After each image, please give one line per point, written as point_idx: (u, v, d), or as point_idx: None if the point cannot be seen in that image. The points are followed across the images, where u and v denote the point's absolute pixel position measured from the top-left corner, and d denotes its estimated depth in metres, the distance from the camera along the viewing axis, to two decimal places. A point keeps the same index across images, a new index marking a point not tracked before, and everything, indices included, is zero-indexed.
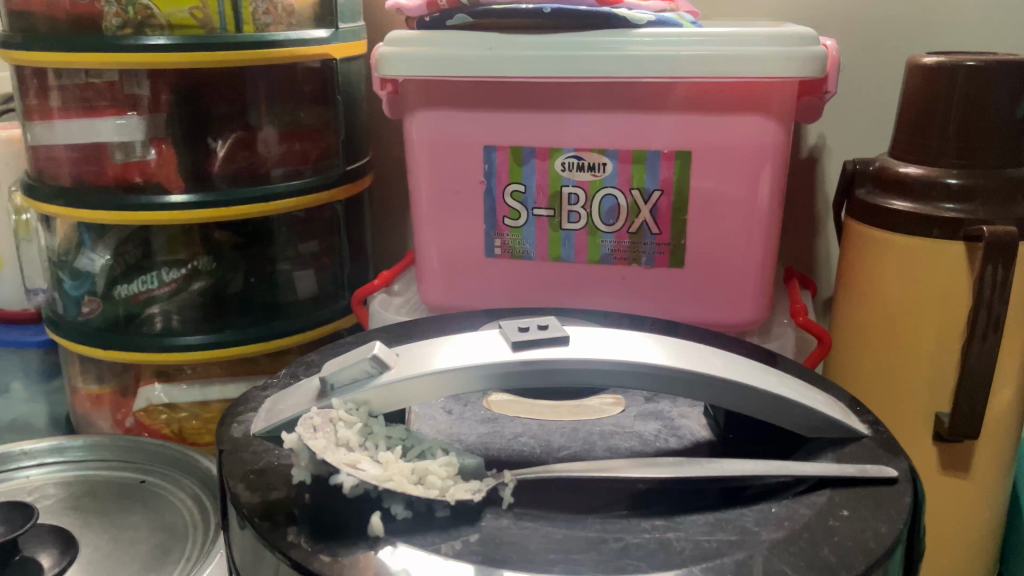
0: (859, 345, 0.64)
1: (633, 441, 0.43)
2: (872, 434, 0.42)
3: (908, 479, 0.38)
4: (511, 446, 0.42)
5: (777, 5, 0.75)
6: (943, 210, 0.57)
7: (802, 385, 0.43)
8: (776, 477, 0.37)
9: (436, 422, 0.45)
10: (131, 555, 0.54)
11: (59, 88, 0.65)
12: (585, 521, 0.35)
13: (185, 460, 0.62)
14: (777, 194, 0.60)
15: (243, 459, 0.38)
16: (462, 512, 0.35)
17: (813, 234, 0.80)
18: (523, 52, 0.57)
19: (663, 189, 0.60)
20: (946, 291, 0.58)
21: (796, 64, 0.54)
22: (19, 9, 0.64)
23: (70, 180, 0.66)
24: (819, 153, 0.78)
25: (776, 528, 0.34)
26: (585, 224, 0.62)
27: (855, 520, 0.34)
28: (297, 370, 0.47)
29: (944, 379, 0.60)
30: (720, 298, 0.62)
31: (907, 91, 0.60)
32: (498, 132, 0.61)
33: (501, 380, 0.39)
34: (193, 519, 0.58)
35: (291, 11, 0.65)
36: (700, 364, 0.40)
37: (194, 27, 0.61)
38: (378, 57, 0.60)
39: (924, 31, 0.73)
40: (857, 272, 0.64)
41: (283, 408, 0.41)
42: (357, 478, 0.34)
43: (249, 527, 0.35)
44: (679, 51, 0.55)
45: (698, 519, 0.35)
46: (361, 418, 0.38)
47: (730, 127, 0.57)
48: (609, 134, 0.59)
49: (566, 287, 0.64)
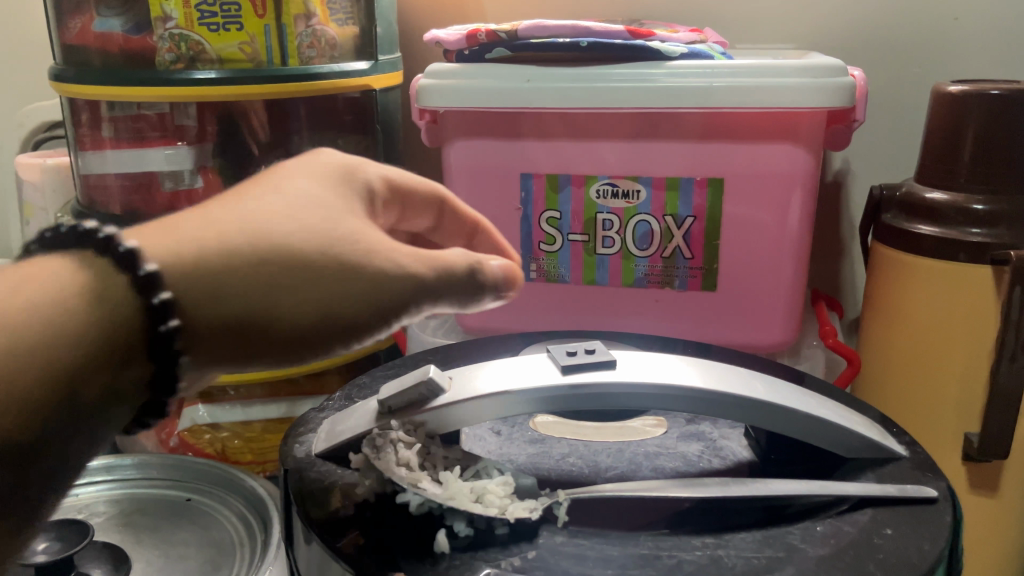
0: (890, 365, 0.66)
1: (677, 461, 0.44)
2: (910, 454, 0.43)
3: (947, 498, 0.39)
4: (560, 466, 0.43)
5: (803, 34, 0.77)
6: (968, 235, 0.59)
7: (840, 408, 0.45)
8: (819, 496, 0.39)
9: (486, 442, 0.46)
10: (183, 569, 0.56)
11: (111, 119, 0.68)
12: (638, 538, 0.37)
13: (231, 479, 0.64)
14: (806, 219, 0.61)
15: (308, 477, 0.41)
16: (521, 530, 0.37)
17: (840, 256, 0.82)
18: (560, 84, 0.60)
19: (696, 215, 0.61)
20: (972, 312, 0.60)
21: (825, 95, 0.56)
22: (75, 45, 0.67)
23: (121, 209, 0.69)
24: (844, 176, 0.80)
25: (822, 544, 0.36)
26: (619, 249, 0.64)
27: (898, 538, 0.36)
28: (351, 393, 0.49)
29: (973, 399, 0.61)
30: (751, 319, 0.64)
31: (933, 118, 0.62)
32: (535, 161, 0.63)
33: (551, 404, 0.41)
34: (240, 536, 0.60)
35: (333, 44, 0.67)
36: (744, 388, 0.42)
37: (243, 61, 0.63)
38: (419, 89, 0.63)
39: (948, 60, 0.75)
40: (885, 295, 0.66)
41: (342, 429, 0.43)
42: (422, 496, 0.37)
43: (317, 540, 0.36)
44: (711, 83, 0.57)
45: (746, 537, 0.37)
46: (420, 439, 0.40)
47: (760, 155, 0.59)
48: (643, 162, 0.61)
49: (601, 309, 0.66)
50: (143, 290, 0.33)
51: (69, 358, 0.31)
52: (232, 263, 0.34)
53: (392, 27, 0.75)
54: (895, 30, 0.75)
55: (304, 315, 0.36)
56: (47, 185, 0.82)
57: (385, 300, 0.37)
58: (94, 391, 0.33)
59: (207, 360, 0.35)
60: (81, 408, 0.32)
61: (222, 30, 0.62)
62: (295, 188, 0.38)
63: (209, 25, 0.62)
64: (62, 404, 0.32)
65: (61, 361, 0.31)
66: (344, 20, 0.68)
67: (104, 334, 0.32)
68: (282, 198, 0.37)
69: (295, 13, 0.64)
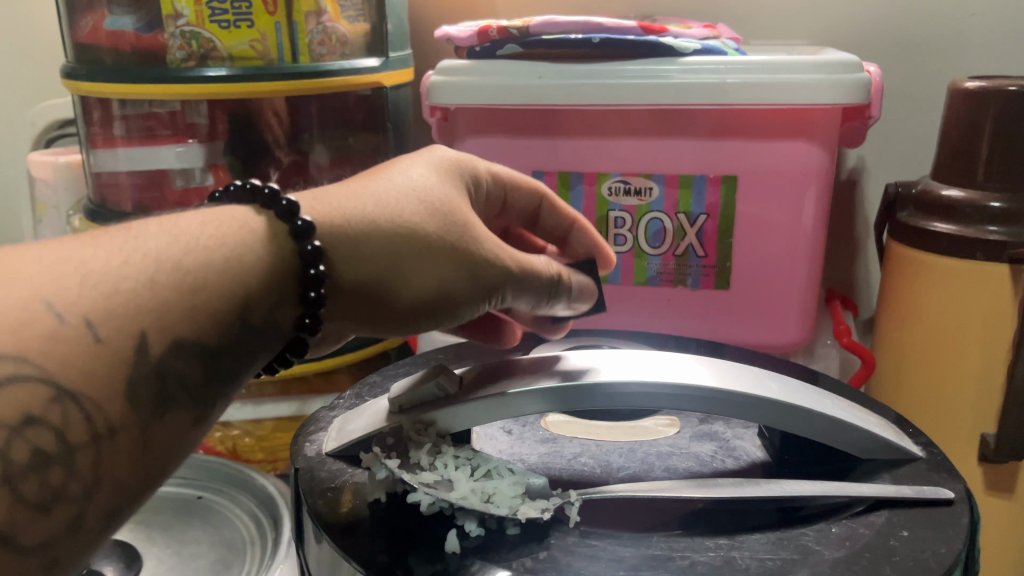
0: (905, 365, 0.65)
1: (691, 462, 0.44)
2: (927, 455, 0.43)
3: (964, 500, 0.39)
4: (572, 466, 0.43)
5: (817, 30, 0.76)
6: (986, 233, 0.58)
7: (856, 408, 0.44)
8: (834, 497, 0.38)
9: (497, 442, 0.46)
10: (195, 568, 0.55)
11: (123, 117, 0.68)
12: (651, 539, 0.37)
13: (243, 478, 0.64)
14: (821, 216, 0.61)
15: (319, 477, 0.41)
16: (533, 530, 0.37)
17: (854, 254, 0.81)
18: (573, 80, 0.59)
19: (709, 213, 0.61)
20: (989, 312, 0.59)
21: (841, 91, 0.55)
22: (86, 43, 0.67)
23: (132, 207, 0.70)
24: (859, 174, 0.79)
25: (837, 547, 0.35)
26: (632, 246, 0.63)
27: (915, 540, 0.35)
28: (362, 391, 0.49)
29: (989, 399, 0.61)
30: (766, 318, 0.63)
31: (949, 115, 0.61)
32: (547, 159, 0.63)
33: (562, 403, 0.40)
34: (251, 534, 0.59)
35: (344, 41, 0.67)
36: (758, 388, 0.41)
37: (253, 58, 0.63)
38: (430, 86, 0.63)
39: (964, 55, 0.74)
40: (901, 294, 0.65)
41: (353, 428, 0.43)
42: (433, 496, 0.37)
43: (328, 540, 0.37)
44: (725, 79, 0.56)
45: (760, 538, 0.36)
46: (430, 438, 0.40)
47: (774, 153, 0.59)
48: (656, 160, 0.61)
49: (613, 308, 0.66)
50: (296, 237, 0.36)
51: (246, 268, 0.35)
52: (367, 242, 0.38)
53: (404, 24, 0.75)
54: (911, 27, 0.74)
55: (416, 297, 0.40)
56: (59, 183, 0.82)
57: (479, 291, 0.42)
58: (263, 310, 0.35)
59: (336, 326, 0.40)
60: (254, 324, 0.35)
61: (233, 27, 0.62)
62: (406, 169, 0.43)
63: (219, 23, 0.62)
64: (244, 313, 0.35)
65: (240, 269, 0.34)
66: (355, 17, 0.68)
67: (272, 267, 0.36)
68: (402, 181, 0.42)
69: (306, 10, 0.64)
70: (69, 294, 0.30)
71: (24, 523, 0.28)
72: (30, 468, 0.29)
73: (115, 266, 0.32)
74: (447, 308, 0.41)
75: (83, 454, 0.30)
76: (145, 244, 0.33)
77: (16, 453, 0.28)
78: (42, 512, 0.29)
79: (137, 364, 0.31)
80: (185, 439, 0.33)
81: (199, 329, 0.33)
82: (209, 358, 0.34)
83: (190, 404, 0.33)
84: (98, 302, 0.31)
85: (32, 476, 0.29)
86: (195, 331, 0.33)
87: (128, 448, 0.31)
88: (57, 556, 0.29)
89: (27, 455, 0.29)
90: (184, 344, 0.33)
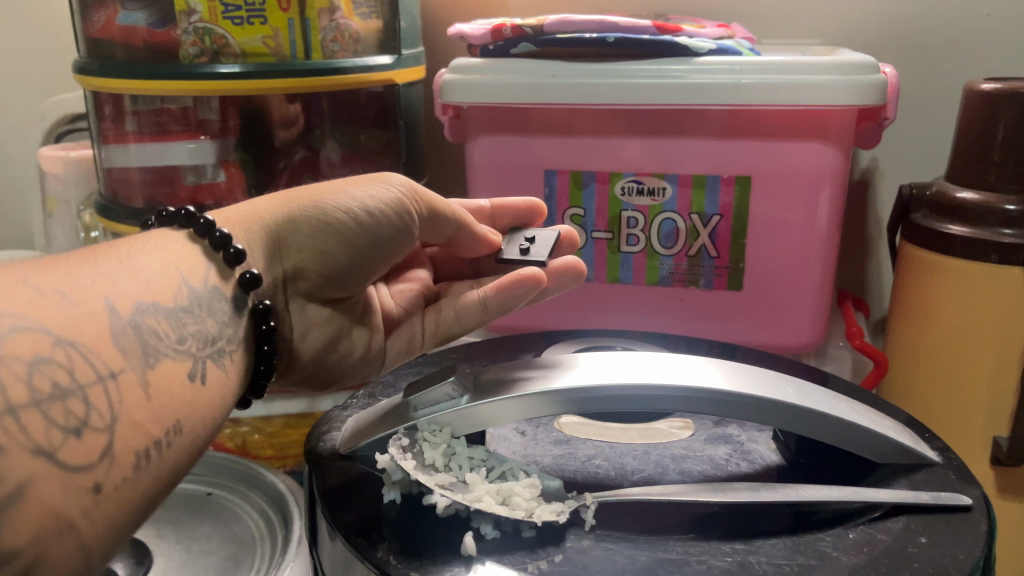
0: (917, 367, 0.65)
1: (705, 465, 0.44)
2: (943, 460, 0.42)
3: (982, 506, 0.38)
4: (586, 468, 0.43)
5: (830, 30, 0.76)
6: (1000, 236, 0.57)
7: (872, 412, 0.44)
8: (850, 503, 0.38)
9: (511, 443, 0.46)
10: (204, 565, 0.55)
11: (134, 113, 0.68)
12: (667, 543, 0.36)
13: (252, 474, 0.63)
14: (835, 218, 0.61)
15: (333, 477, 0.41)
16: (549, 533, 0.37)
17: (865, 255, 0.81)
18: (587, 80, 0.59)
19: (722, 214, 0.61)
20: (1004, 315, 0.58)
21: (857, 92, 0.55)
22: (97, 38, 0.67)
23: (144, 202, 0.70)
24: (871, 175, 0.79)
25: (855, 552, 0.35)
26: (644, 246, 0.63)
27: (933, 547, 0.35)
28: (375, 390, 0.49)
29: (1003, 403, 0.60)
30: (779, 318, 0.63)
31: (965, 116, 0.61)
32: (560, 159, 0.63)
33: (575, 405, 0.40)
34: (261, 531, 0.59)
35: (357, 38, 0.67)
36: (775, 391, 0.41)
37: (266, 55, 0.63)
38: (442, 84, 0.62)
39: (979, 56, 0.73)
40: (914, 296, 0.65)
41: (366, 428, 0.43)
42: (449, 499, 0.37)
43: (343, 541, 0.37)
44: (741, 79, 0.56)
45: (777, 543, 0.36)
46: (444, 440, 0.40)
47: (790, 153, 0.58)
48: (669, 160, 0.60)
49: (624, 307, 0.65)
50: (205, 235, 0.41)
51: (171, 258, 0.39)
52: (266, 215, 0.46)
53: (416, 21, 0.75)
54: (926, 27, 0.74)
55: (313, 239, 0.46)
56: (70, 178, 0.82)
57: (369, 224, 0.46)
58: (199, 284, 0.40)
59: (274, 296, 0.47)
60: (198, 292, 0.39)
61: (246, 24, 0.62)
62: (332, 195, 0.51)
63: (233, 19, 0.62)
64: (181, 286, 0.38)
65: (171, 262, 0.39)
66: (368, 14, 0.68)
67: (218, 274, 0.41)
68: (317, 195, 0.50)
69: (319, 7, 0.64)
70: (38, 271, 0.32)
71: (61, 444, 0.29)
72: (55, 396, 0.29)
73: (65, 262, 0.34)
74: (348, 243, 0.46)
75: (97, 388, 0.31)
76: (84, 254, 0.36)
77: (41, 384, 0.29)
78: (76, 436, 0.30)
79: (114, 317, 0.33)
80: (179, 387, 0.35)
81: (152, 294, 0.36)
82: (171, 320, 0.36)
83: (174, 358, 0.35)
84: (62, 276, 0.33)
85: (58, 405, 0.29)
86: (150, 295, 0.36)
87: (130, 388, 0.33)
88: (96, 484, 0.30)
89: (50, 386, 0.29)
90: (145, 302, 0.35)
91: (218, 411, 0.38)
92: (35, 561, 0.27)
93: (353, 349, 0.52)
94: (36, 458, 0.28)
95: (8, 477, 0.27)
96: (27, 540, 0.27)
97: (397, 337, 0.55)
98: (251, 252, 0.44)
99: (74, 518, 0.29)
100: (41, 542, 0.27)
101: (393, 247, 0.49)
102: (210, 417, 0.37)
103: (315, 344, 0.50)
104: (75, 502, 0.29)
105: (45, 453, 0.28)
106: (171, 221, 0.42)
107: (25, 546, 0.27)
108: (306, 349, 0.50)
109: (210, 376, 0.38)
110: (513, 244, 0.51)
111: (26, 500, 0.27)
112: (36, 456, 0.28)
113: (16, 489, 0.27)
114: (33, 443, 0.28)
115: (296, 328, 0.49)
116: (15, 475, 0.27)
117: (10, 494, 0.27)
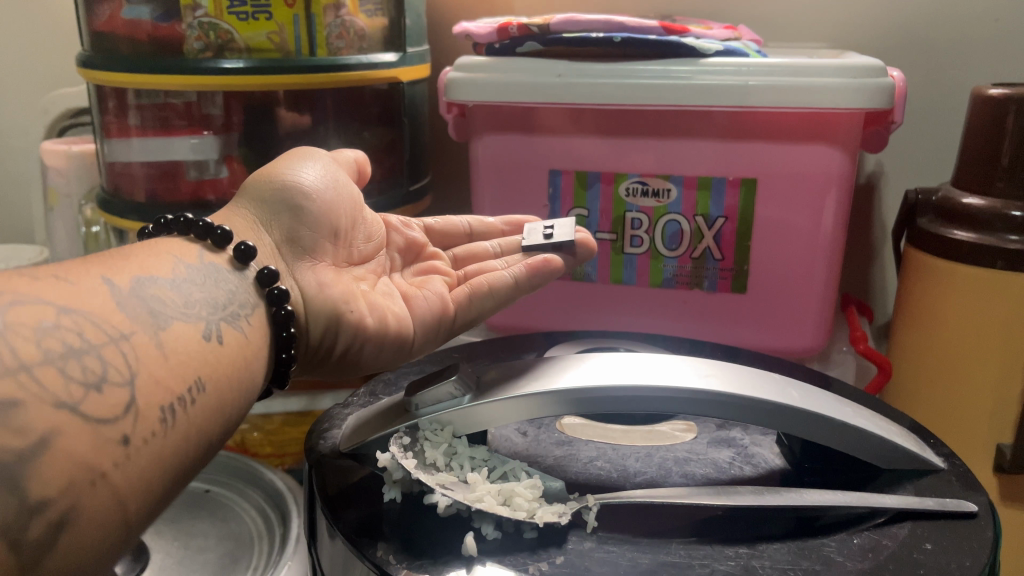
0: (922, 373, 0.65)
1: (708, 468, 0.43)
2: (949, 467, 0.42)
3: (987, 513, 0.38)
4: (588, 470, 0.43)
5: (837, 34, 0.76)
6: (1006, 242, 0.57)
7: (877, 416, 0.44)
8: (855, 508, 0.38)
9: (513, 443, 0.46)
10: (202, 562, 0.54)
11: (137, 107, 0.67)
12: (670, 546, 0.36)
13: (251, 472, 0.63)
14: (841, 222, 0.60)
15: (334, 477, 0.40)
16: (551, 534, 0.36)
17: (870, 258, 0.80)
18: (591, 78, 0.59)
19: (727, 216, 0.60)
20: (1010, 321, 0.58)
21: (865, 95, 0.54)
22: (102, 31, 0.67)
23: (145, 196, 0.69)
24: (877, 179, 0.79)
25: (860, 558, 0.35)
26: (648, 248, 0.63)
27: (939, 553, 0.35)
28: (376, 389, 0.49)
29: (1007, 409, 0.60)
30: (783, 318, 0.62)
31: (971, 122, 0.60)
32: (566, 158, 0.62)
33: (576, 407, 0.40)
34: (259, 529, 0.58)
35: (362, 35, 0.67)
36: (779, 395, 0.41)
37: (271, 50, 0.63)
38: (447, 82, 0.62)
39: (986, 61, 0.73)
40: (920, 302, 0.64)
41: (366, 427, 0.42)
42: (450, 499, 0.36)
43: (343, 539, 0.36)
44: (748, 82, 0.56)
45: (780, 548, 0.36)
46: (446, 439, 0.40)
47: (796, 157, 0.58)
48: (674, 161, 0.60)
49: (627, 308, 0.65)
50: (202, 236, 0.44)
51: (163, 247, 0.42)
52: (233, 202, 0.49)
53: (421, 19, 0.75)
54: (933, 31, 0.73)
55: (281, 201, 0.49)
56: (73, 172, 0.82)
57: (315, 180, 0.51)
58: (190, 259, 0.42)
59: (276, 263, 0.48)
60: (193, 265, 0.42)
61: (251, 20, 0.61)
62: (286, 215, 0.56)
63: (238, 14, 0.61)
64: (177, 263, 0.41)
65: (163, 249, 0.41)
66: (374, 11, 0.68)
67: (210, 252, 0.44)
68: None
69: (325, 4, 0.63)
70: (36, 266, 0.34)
71: (80, 398, 0.31)
72: (68, 355, 0.31)
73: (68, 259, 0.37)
74: (310, 195, 0.50)
75: (110, 348, 0.33)
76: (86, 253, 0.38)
77: (51, 344, 0.31)
78: (96, 390, 0.31)
79: (116, 289, 0.35)
80: (195, 346, 0.37)
81: (149, 270, 0.38)
82: (176, 290, 0.39)
83: (185, 321, 0.37)
84: (62, 267, 0.35)
85: (72, 362, 0.31)
86: (146, 272, 0.38)
87: (144, 348, 0.34)
88: (125, 434, 0.32)
89: (60, 346, 0.31)
90: (143, 277, 0.37)
91: (239, 371, 0.40)
92: (68, 511, 0.29)
93: (368, 318, 0.50)
94: (59, 411, 0.30)
95: (30, 429, 0.28)
96: (58, 492, 0.29)
97: (425, 316, 0.53)
98: (231, 223, 0.47)
99: (106, 469, 0.31)
100: (72, 494, 0.29)
101: (342, 202, 0.53)
102: (231, 377, 0.39)
103: (325, 310, 0.48)
104: (107, 453, 0.31)
105: (68, 406, 0.30)
106: (168, 229, 0.45)
107: (56, 498, 0.28)
108: (318, 317, 0.48)
109: (227, 335, 0.40)
110: (534, 234, 0.55)
111: (51, 451, 0.29)
112: (59, 409, 0.30)
113: (40, 441, 0.29)
114: (52, 396, 0.30)
115: (310, 290, 0.48)
116: (36, 428, 0.29)
117: (32, 447, 0.28)
